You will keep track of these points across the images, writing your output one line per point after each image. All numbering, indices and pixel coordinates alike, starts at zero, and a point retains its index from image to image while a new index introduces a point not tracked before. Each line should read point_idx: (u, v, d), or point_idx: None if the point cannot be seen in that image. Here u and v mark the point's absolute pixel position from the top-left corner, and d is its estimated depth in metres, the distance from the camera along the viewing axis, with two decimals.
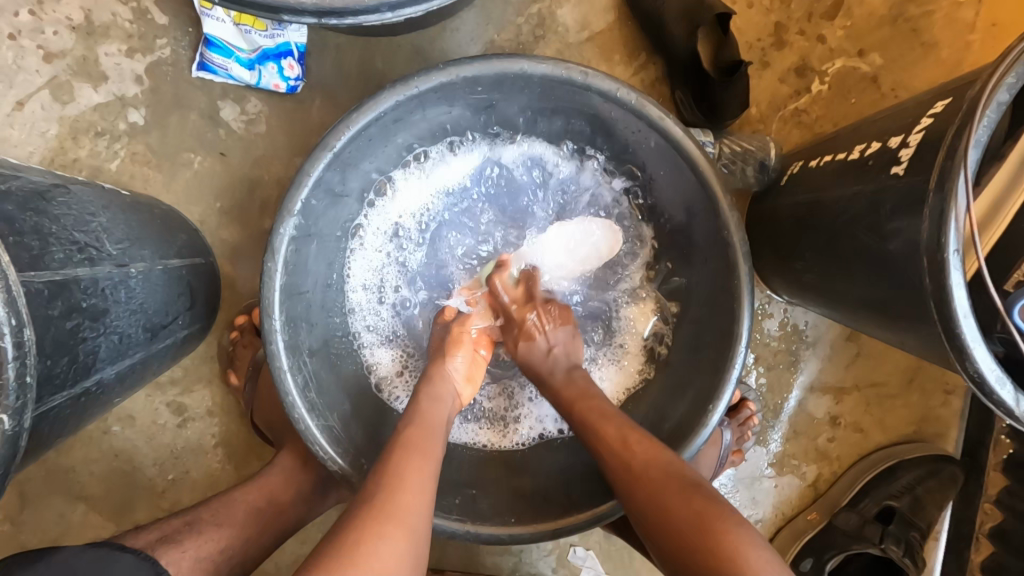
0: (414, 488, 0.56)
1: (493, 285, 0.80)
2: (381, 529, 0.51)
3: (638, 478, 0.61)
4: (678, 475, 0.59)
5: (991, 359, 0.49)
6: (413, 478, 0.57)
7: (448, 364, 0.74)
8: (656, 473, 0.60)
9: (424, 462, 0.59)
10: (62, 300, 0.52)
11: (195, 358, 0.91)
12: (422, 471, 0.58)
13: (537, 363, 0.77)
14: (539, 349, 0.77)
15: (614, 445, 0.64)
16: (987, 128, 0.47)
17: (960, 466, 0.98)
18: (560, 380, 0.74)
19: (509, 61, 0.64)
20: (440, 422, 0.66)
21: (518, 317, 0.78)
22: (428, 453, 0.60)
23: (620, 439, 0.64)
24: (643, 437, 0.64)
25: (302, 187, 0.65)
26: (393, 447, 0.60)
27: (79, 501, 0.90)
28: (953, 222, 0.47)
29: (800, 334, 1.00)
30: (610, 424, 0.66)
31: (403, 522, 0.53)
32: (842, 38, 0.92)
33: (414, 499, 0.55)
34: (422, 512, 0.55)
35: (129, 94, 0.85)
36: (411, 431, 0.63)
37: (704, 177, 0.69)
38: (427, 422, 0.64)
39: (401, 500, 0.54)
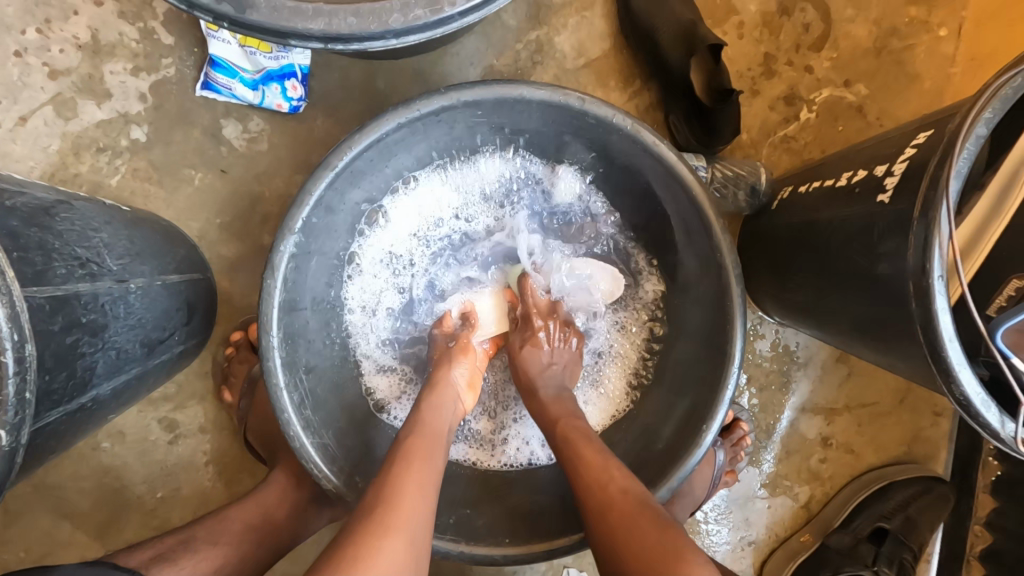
0: (413, 492, 0.56)
1: (525, 284, 0.83)
2: (382, 532, 0.52)
3: (609, 509, 0.60)
4: (647, 507, 0.59)
5: (976, 381, 0.50)
6: (412, 484, 0.57)
7: (450, 373, 0.74)
8: (630, 503, 0.60)
9: (423, 467, 0.59)
10: (63, 315, 0.52)
11: (189, 374, 0.90)
12: (422, 475, 0.58)
13: (533, 374, 0.78)
14: (540, 361, 0.79)
15: (591, 469, 0.64)
16: (966, 160, 0.49)
17: (950, 487, 0.99)
18: (549, 397, 0.76)
19: (508, 86, 0.66)
20: (441, 430, 0.66)
21: (532, 322, 0.80)
22: (427, 459, 0.60)
23: (598, 464, 0.64)
24: (619, 466, 0.64)
25: (304, 206, 0.65)
26: (394, 452, 0.61)
27: (65, 519, 0.89)
28: (936, 248, 0.49)
29: (792, 355, 1.01)
30: (590, 449, 0.66)
31: (405, 528, 0.53)
32: (829, 69, 0.95)
33: (414, 505, 0.55)
34: (424, 517, 0.56)
35: (133, 112, 0.87)
36: (412, 437, 0.63)
37: (696, 200, 0.70)
38: (428, 429, 0.65)
39: (398, 506, 0.54)
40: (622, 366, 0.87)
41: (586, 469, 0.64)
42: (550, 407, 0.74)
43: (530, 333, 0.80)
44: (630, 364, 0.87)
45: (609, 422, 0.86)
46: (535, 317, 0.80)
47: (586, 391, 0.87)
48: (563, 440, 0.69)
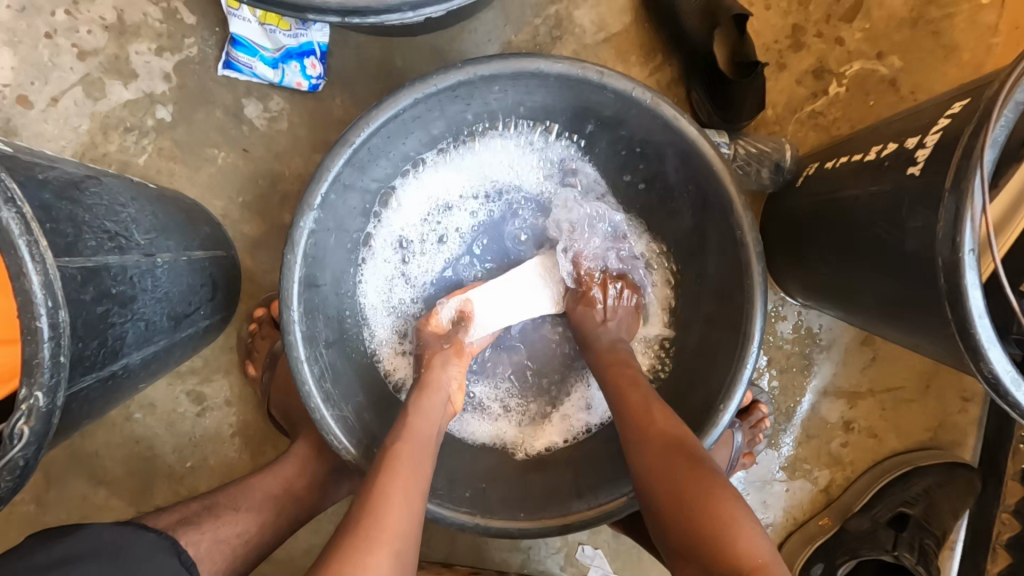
0: (398, 508, 0.58)
1: (566, 251, 0.84)
2: (368, 551, 0.54)
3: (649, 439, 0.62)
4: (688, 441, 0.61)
5: (1006, 359, 0.49)
6: (397, 498, 0.59)
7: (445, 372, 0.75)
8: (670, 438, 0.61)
9: (410, 482, 0.61)
10: (94, 285, 0.54)
11: (214, 349, 0.93)
12: (407, 488, 0.60)
13: (585, 330, 0.80)
14: (593, 320, 0.80)
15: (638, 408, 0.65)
16: (1004, 127, 0.47)
17: (977, 474, 0.97)
18: (604, 346, 0.77)
19: (526, 60, 0.66)
20: (429, 435, 0.67)
21: (588, 282, 0.83)
22: (415, 471, 0.62)
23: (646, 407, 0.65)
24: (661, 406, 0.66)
25: (323, 181, 0.66)
26: (380, 462, 0.62)
27: (101, 485, 0.93)
28: (969, 223, 0.47)
29: (814, 337, 0.99)
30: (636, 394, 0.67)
31: (390, 545, 0.55)
32: (861, 41, 0.92)
33: (400, 520, 0.57)
34: (411, 531, 0.58)
35: (158, 92, 0.88)
36: (401, 446, 0.63)
37: (718, 176, 0.69)
38: (414, 435, 0.65)
39: (385, 522, 0.56)
40: (642, 355, 0.86)
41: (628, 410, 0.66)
42: (604, 354, 0.75)
43: (588, 294, 0.82)
44: (650, 356, 0.86)
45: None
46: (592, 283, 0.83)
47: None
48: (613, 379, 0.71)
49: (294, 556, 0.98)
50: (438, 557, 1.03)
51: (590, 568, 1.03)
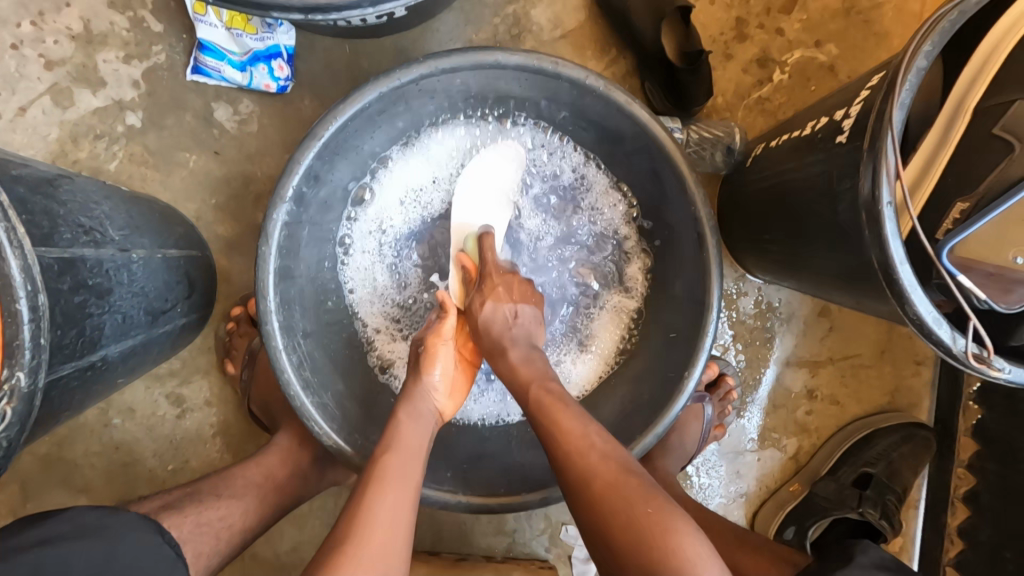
0: (384, 527, 0.59)
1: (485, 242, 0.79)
2: (351, 570, 0.55)
3: (595, 474, 0.61)
4: (634, 474, 0.61)
5: (927, 301, 0.53)
6: (384, 514, 0.60)
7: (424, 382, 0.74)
8: (614, 468, 0.61)
9: (399, 495, 0.62)
10: (71, 276, 0.55)
11: (193, 350, 0.94)
12: (396, 503, 0.61)
13: (498, 331, 0.74)
14: (504, 319, 0.74)
15: (574, 437, 0.63)
16: (909, 91, 0.52)
17: (932, 433, 1.03)
18: (518, 356, 0.72)
19: (484, 53, 0.69)
20: (419, 442, 0.68)
21: (490, 279, 0.76)
22: (402, 483, 0.63)
23: (580, 436, 0.63)
24: (600, 431, 0.64)
25: (294, 174, 0.69)
26: (368, 475, 0.64)
27: (81, 493, 0.93)
28: (885, 179, 0.52)
29: (774, 310, 1.05)
30: (567, 414, 0.65)
31: (380, 560, 0.57)
32: (799, 30, 0.98)
33: (386, 540, 0.59)
34: (401, 542, 0.60)
35: (127, 98, 0.90)
36: (388, 458, 0.65)
37: (670, 156, 0.73)
38: (403, 445, 0.67)
39: (370, 541, 0.58)
40: (615, 326, 0.90)
41: (565, 435, 0.63)
42: (519, 367, 0.71)
43: (489, 284, 0.76)
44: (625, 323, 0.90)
45: (597, 383, 0.89)
46: (494, 274, 0.77)
47: (577, 350, 0.90)
48: (536, 405, 0.67)
49: (281, 552, 0.98)
50: (426, 546, 1.05)
51: (574, 548, 1.05)
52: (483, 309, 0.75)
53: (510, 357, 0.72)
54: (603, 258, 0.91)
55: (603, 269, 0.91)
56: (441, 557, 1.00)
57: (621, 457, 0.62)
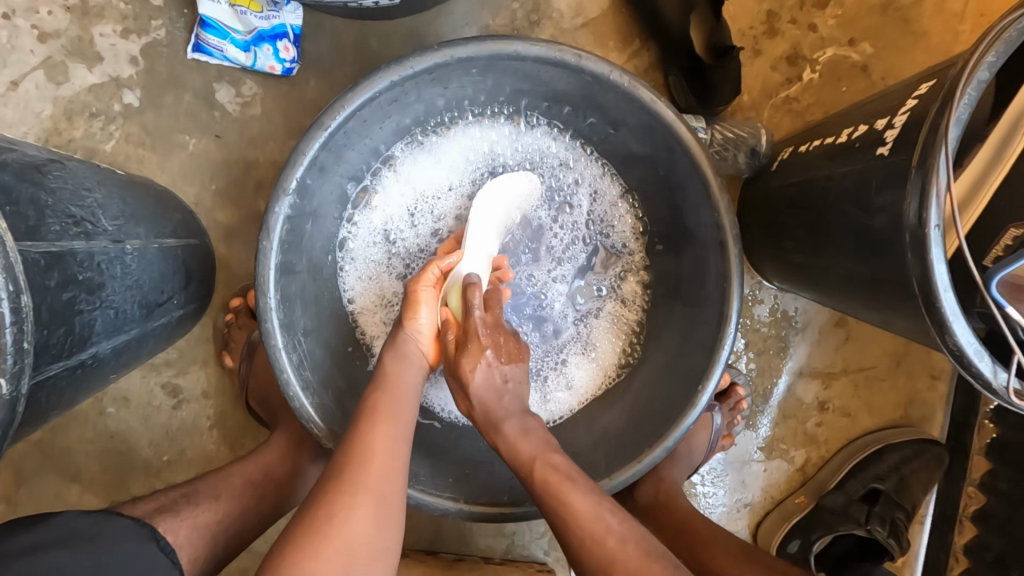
0: (381, 456, 0.58)
1: (467, 297, 0.70)
2: (349, 497, 0.54)
3: (615, 563, 0.58)
4: (658, 559, 0.57)
5: (969, 331, 0.50)
6: (381, 445, 0.59)
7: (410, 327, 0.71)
8: (631, 553, 0.58)
9: (391, 427, 0.61)
10: (59, 271, 0.52)
11: (190, 340, 0.91)
12: (390, 434, 0.60)
13: (491, 403, 0.69)
14: (495, 384, 0.70)
15: (586, 522, 0.60)
16: (968, 105, 0.48)
17: (945, 450, 1.01)
18: (515, 430, 0.67)
19: (503, 42, 0.65)
20: (408, 384, 0.67)
21: (477, 339, 0.70)
22: (396, 419, 0.62)
23: (593, 520, 0.60)
24: (613, 509, 0.61)
25: (298, 166, 0.65)
26: (360, 412, 0.62)
27: (74, 482, 0.91)
28: (934, 199, 0.48)
29: (789, 320, 1.02)
30: (575, 494, 0.62)
31: (373, 492, 0.55)
32: (833, 27, 0.93)
33: (383, 468, 0.58)
34: (394, 477, 0.58)
35: (124, 76, 0.86)
36: (381, 395, 0.64)
37: (695, 160, 0.70)
38: (393, 385, 0.65)
39: (367, 471, 0.56)
40: (617, 336, 0.87)
41: (578, 529, 0.60)
42: (519, 442, 0.66)
43: (475, 349, 0.70)
44: (626, 334, 0.87)
45: (597, 394, 0.86)
46: (481, 335, 0.70)
47: (579, 360, 0.87)
48: (543, 486, 0.63)
49: None
50: (424, 544, 1.03)
51: None
52: (475, 380, 0.69)
53: (506, 432, 0.67)
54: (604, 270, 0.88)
55: (603, 278, 0.88)
56: (439, 557, 0.99)
57: (639, 538, 0.59)
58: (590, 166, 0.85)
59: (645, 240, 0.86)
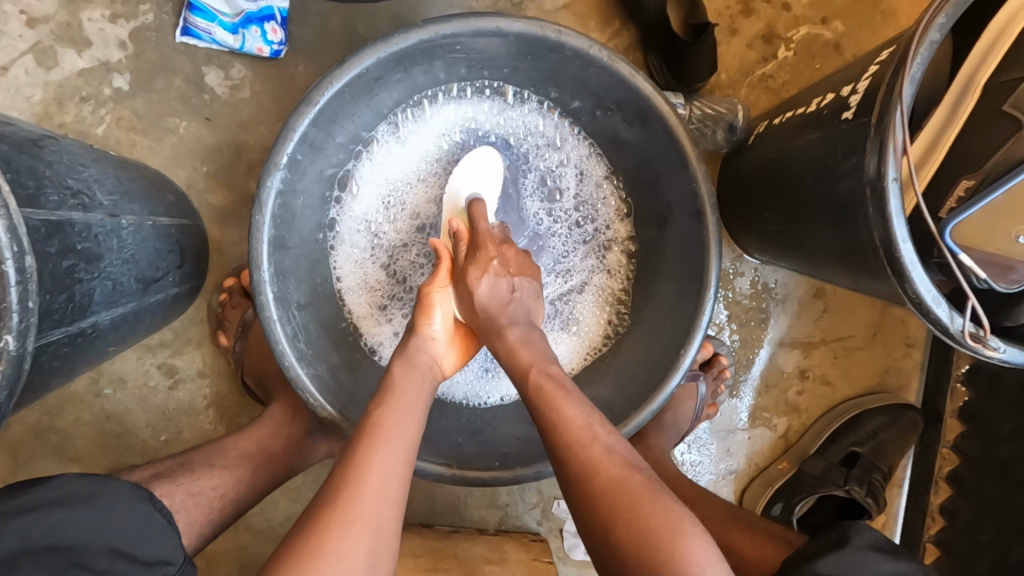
0: (375, 482, 0.58)
1: (466, 276, 0.71)
2: (343, 527, 0.54)
3: (599, 467, 0.57)
4: (639, 471, 0.57)
5: (927, 280, 0.53)
6: (377, 469, 0.58)
7: (423, 333, 0.72)
8: (616, 461, 0.58)
9: (390, 449, 0.60)
10: (58, 239, 0.54)
11: (184, 320, 0.93)
12: (388, 455, 0.60)
13: (495, 382, 0.69)
14: (493, 348, 0.70)
15: (574, 428, 0.60)
16: (921, 65, 0.51)
17: (919, 414, 1.05)
18: (513, 404, 0.68)
19: (486, 19, 0.67)
20: (413, 400, 0.66)
21: (479, 316, 0.70)
22: (395, 437, 0.61)
23: (583, 427, 0.60)
24: (602, 423, 0.61)
25: (288, 141, 0.67)
26: (360, 433, 0.61)
27: (72, 462, 0.92)
28: (892, 155, 0.51)
29: (770, 292, 1.05)
30: (572, 409, 0.62)
31: (370, 523, 0.55)
32: (806, 6, 0.96)
33: (378, 494, 0.57)
34: (392, 506, 0.58)
35: (113, 60, 0.87)
36: (382, 411, 0.64)
37: (673, 132, 0.72)
38: (397, 402, 0.64)
39: (362, 497, 0.56)
40: (600, 309, 0.91)
41: (567, 437, 0.60)
42: (515, 400, 0.66)
43: (480, 327, 0.69)
44: (609, 311, 0.91)
45: (581, 364, 0.90)
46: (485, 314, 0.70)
47: (560, 332, 0.90)
48: (537, 395, 0.64)
49: (274, 524, 0.99)
50: (419, 518, 1.06)
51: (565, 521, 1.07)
52: (478, 363, 0.69)
53: (504, 403, 0.68)
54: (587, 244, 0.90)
55: (587, 252, 0.91)
56: (434, 529, 1.02)
57: (625, 450, 0.59)
58: (578, 150, 0.88)
59: (631, 223, 0.89)
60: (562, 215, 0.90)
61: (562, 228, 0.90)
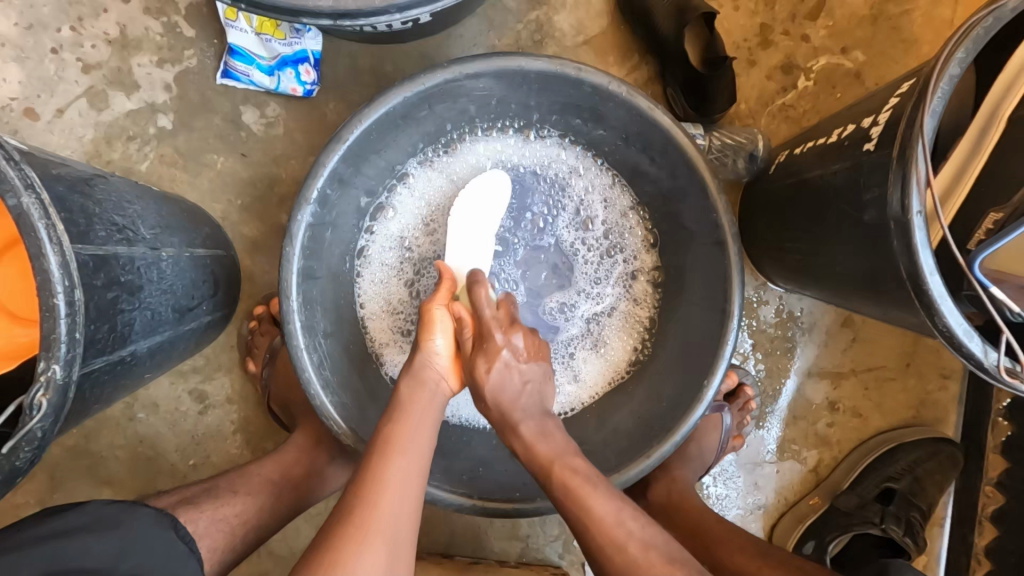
0: (389, 500, 0.59)
1: (474, 293, 0.69)
2: (356, 545, 0.56)
3: (639, 571, 0.60)
4: (676, 563, 0.61)
5: (957, 313, 0.52)
6: (389, 487, 0.60)
7: (426, 350, 0.70)
8: (653, 559, 0.61)
9: (402, 467, 0.62)
10: (104, 273, 0.57)
11: (216, 347, 0.96)
12: (401, 474, 0.61)
13: (507, 406, 0.68)
14: (513, 385, 0.69)
15: (606, 526, 0.62)
16: (942, 98, 0.51)
17: (959, 449, 1.00)
18: (531, 432, 0.67)
19: (508, 59, 0.70)
20: (425, 413, 0.66)
21: (492, 336, 0.68)
22: (405, 451, 0.62)
23: (614, 525, 0.62)
24: (634, 515, 0.63)
25: (319, 176, 0.70)
26: (372, 447, 0.63)
27: (105, 485, 0.95)
28: (915, 188, 0.51)
29: (795, 320, 1.03)
30: (599, 504, 0.63)
31: (381, 537, 0.58)
32: (826, 37, 0.97)
33: (392, 513, 0.59)
34: (405, 524, 0.60)
35: (159, 101, 0.93)
36: (393, 427, 0.64)
37: (693, 163, 0.73)
38: (408, 417, 0.65)
39: (376, 514, 0.58)
40: (626, 336, 0.90)
41: (600, 535, 0.62)
42: (536, 447, 0.66)
43: (493, 346, 0.68)
44: (634, 338, 0.90)
45: (605, 390, 0.89)
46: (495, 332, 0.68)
47: (586, 356, 0.90)
48: (564, 490, 0.64)
49: (296, 551, 0.99)
50: (440, 548, 1.05)
51: None
52: (488, 381, 0.68)
53: (522, 434, 0.67)
54: (614, 271, 0.90)
55: (612, 279, 0.90)
56: (454, 559, 1.01)
57: (658, 543, 0.62)
58: (600, 180, 0.89)
59: (657, 253, 0.89)
60: (591, 243, 0.90)
61: (588, 256, 0.90)
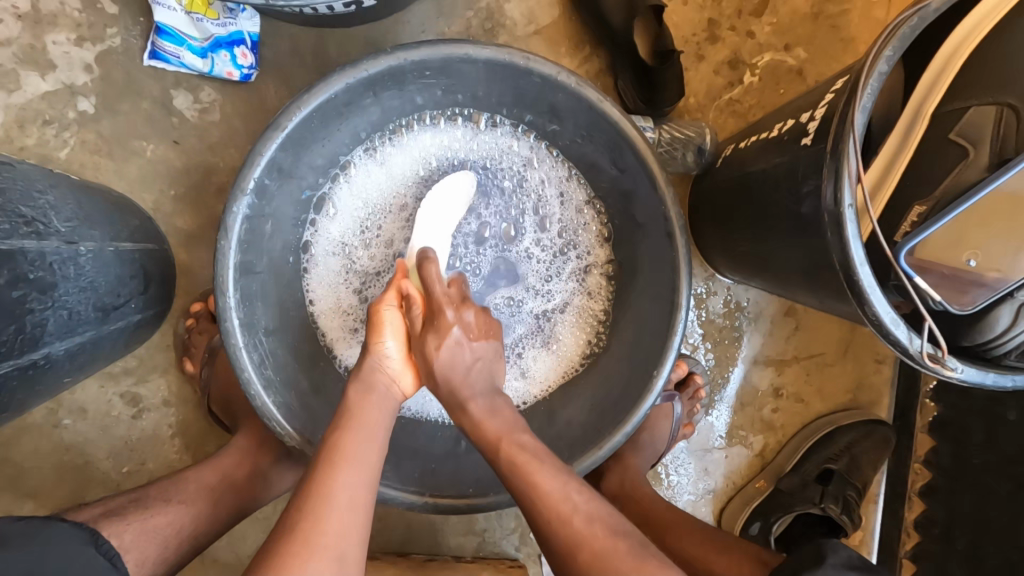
0: (340, 510, 0.57)
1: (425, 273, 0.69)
2: (303, 555, 0.53)
3: (582, 544, 0.59)
4: (622, 536, 0.60)
5: (885, 302, 0.54)
6: (340, 493, 0.58)
7: (376, 352, 0.68)
8: (601, 538, 0.59)
9: (355, 475, 0.59)
10: (8, 268, 0.54)
11: (149, 347, 0.90)
12: (352, 481, 0.59)
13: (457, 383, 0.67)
14: (463, 362, 0.68)
15: (553, 501, 0.62)
16: (871, 95, 0.53)
17: (891, 430, 1.06)
18: (481, 411, 0.67)
19: (454, 46, 0.68)
20: (376, 419, 0.64)
21: (443, 315, 0.67)
22: (356, 456, 0.60)
23: (562, 500, 0.62)
24: (580, 489, 0.63)
25: (255, 166, 0.67)
26: (321, 458, 0.60)
27: (28, 498, 0.88)
28: (847, 183, 0.53)
29: (742, 310, 1.06)
30: (545, 477, 0.63)
31: (331, 547, 0.55)
32: (770, 34, 0.99)
33: (343, 522, 0.57)
34: (357, 531, 0.57)
35: (79, 83, 0.86)
36: (343, 434, 0.62)
37: (641, 156, 0.73)
38: (360, 422, 0.63)
39: (326, 524, 0.56)
40: (579, 330, 0.90)
41: (546, 513, 0.62)
42: (485, 425, 0.66)
43: (442, 323, 0.67)
44: (587, 331, 0.90)
45: (558, 384, 0.89)
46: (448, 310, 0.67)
47: (537, 352, 0.90)
48: (511, 463, 0.64)
49: (242, 557, 0.96)
50: (394, 547, 1.03)
51: None
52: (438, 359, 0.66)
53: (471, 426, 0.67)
54: (567, 266, 0.90)
55: (566, 275, 0.90)
56: (409, 557, 0.99)
57: (603, 515, 0.61)
58: (554, 170, 0.88)
59: (611, 246, 0.89)
60: (544, 236, 0.89)
61: (542, 250, 0.89)
